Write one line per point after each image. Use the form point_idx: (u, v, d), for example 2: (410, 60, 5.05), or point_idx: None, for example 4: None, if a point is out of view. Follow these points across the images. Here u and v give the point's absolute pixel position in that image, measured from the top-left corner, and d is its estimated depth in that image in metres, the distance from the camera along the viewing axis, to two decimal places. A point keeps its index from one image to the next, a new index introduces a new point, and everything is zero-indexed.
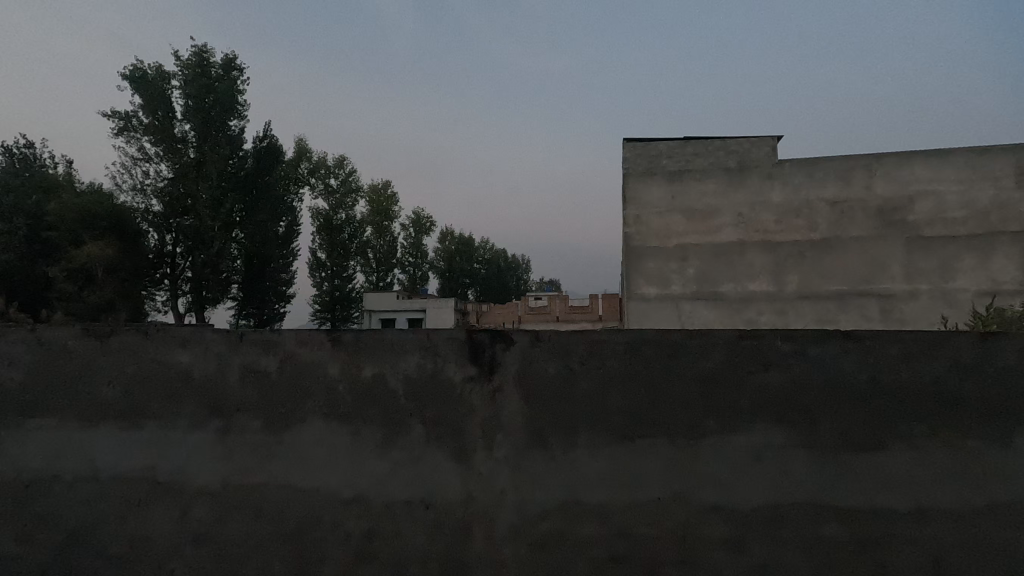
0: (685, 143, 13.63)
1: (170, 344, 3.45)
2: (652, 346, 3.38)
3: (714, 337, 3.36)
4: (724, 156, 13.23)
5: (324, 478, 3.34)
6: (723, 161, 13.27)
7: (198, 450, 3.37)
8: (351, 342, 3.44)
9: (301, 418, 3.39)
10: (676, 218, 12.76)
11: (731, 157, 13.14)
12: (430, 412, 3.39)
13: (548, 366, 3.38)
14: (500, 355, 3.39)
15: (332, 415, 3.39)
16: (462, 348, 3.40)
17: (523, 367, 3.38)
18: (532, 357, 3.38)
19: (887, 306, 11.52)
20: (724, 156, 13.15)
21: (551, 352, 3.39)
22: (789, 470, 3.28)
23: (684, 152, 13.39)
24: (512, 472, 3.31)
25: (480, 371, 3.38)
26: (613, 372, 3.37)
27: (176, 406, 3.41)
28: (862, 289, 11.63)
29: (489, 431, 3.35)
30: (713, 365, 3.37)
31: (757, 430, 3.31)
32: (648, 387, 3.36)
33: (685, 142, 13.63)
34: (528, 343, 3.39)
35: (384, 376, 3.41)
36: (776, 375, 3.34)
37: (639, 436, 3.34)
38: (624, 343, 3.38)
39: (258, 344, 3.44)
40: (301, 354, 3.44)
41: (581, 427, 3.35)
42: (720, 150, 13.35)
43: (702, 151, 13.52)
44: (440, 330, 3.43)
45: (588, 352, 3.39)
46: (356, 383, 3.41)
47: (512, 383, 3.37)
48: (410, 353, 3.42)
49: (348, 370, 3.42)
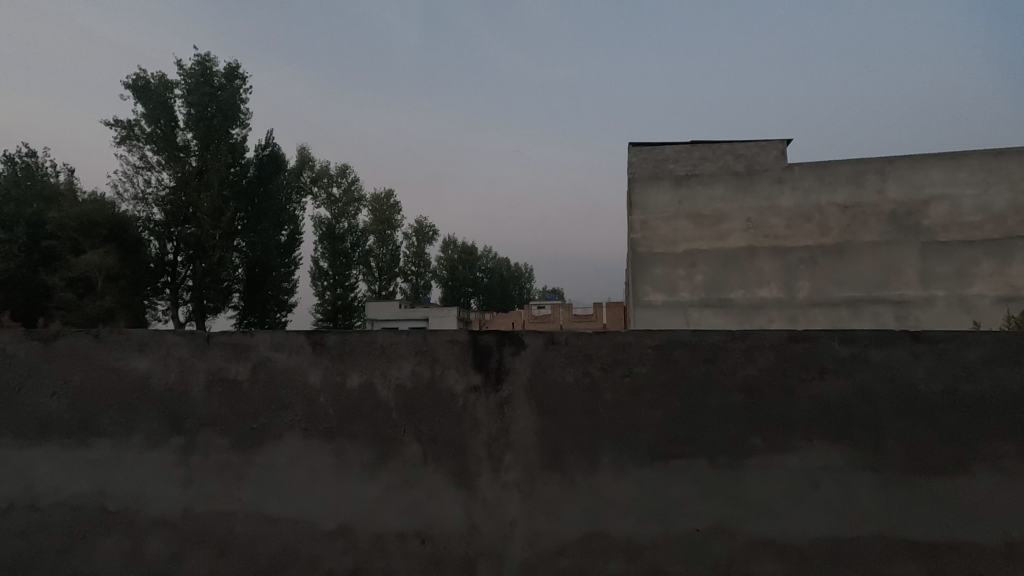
0: (692, 147, 13.13)
1: (125, 348, 2.97)
2: (686, 350, 2.89)
3: (759, 339, 2.88)
4: (733, 160, 12.74)
5: (302, 506, 2.85)
6: (732, 165, 12.77)
7: (155, 473, 2.88)
8: (334, 345, 2.95)
9: (276, 435, 2.89)
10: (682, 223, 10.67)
11: (739, 160, 12.64)
12: (427, 428, 2.89)
13: (565, 372, 2.89)
14: (508, 359, 2.89)
15: (312, 431, 2.89)
16: (465, 353, 2.91)
17: (536, 374, 2.89)
18: (547, 362, 2.89)
19: (903, 314, 9.68)
20: (733, 160, 12.64)
21: (568, 358, 2.90)
22: (852, 497, 2.78)
23: (692, 154, 12.90)
24: (524, 500, 2.81)
25: (486, 379, 2.89)
26: (642, 380, 2.88)
27: (130, 422, 2.93)
28: (878, 295, 9.73)
29: (496, 450, 2.85)
30: (758, 372, 2.87)
31: (812, 449, 2.81)
32: (683, 398, 2.87)
33: (692, 146, 13.13)
34: (541, 347, 2.90)
35: (374, 386, 2.92)
36: (834, 384, 2.84)
37: (674, 456, 2.83)
38: (653, 346, 2.89)
39: (227, 348, 2.96)
40: (277, 361, 2.95)
41: (605, 445, 2.85)
42: (729, 154, 12.83)
43: (710, 153, 13.47)
44: (439, 332, 2.95)
45: (611, 356, 2.90)
46: (342, 392, 2.91)
47: (523, 393, 2.88)
48: (403, 359, 2.93)
49: (332, 379, 2.93)
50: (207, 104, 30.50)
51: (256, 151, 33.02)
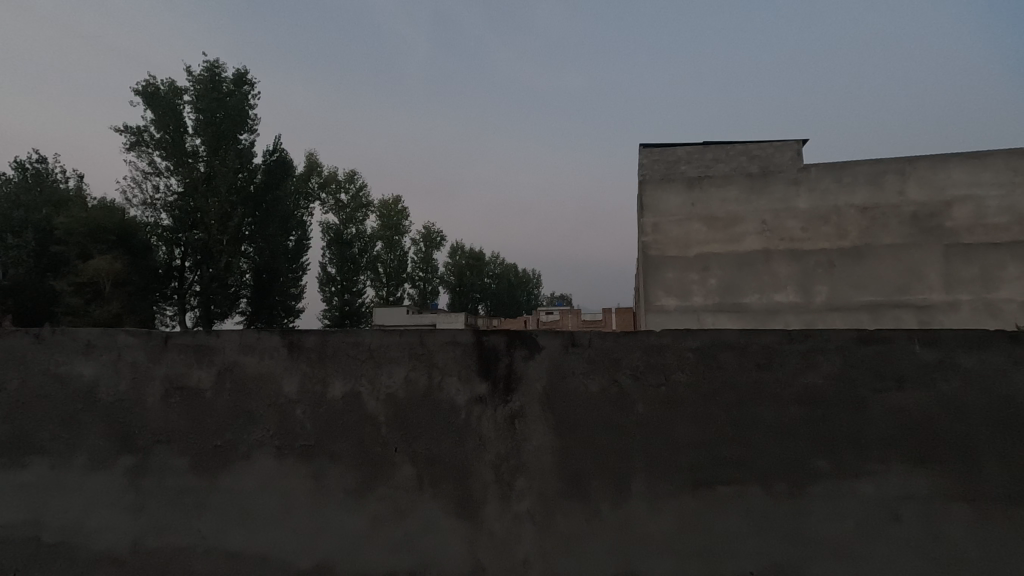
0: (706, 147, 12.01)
1: (68, 350, 2.52)
2: (733, 355, 2.40)
3: (822, 340, 2.39)
4: (746, 162, 11.65)
5: (274, 540, 2.38)
6: (746, 168, 11.65)
7: (101, 500, 2.43)
8: (314, 347, 2.49)
9: (243, 454, 2.43)
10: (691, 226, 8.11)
11: (754, 162, 11.44)
12: (423, 446, 2.41)
13: (588, 378, 2.42)
14: (520, 364, 2.42)
15: (286, 450, 2.42)
16: (468, 356, 2.44)
17: (554, 381, 2.42)
18: (568, 367, 2.42)
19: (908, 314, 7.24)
20: (747, 162, 11.57)
21: (592, 363, 2.43)
22: (940, 534, 2.27)
23: (701, 154, 11.68)
24: (539, 535, 2.33)
25: (493, 389, 2.42)
26: (681, 389, 2.40)
27: (74, 438, 2.48)
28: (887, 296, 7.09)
29: (506, 473, 2.37)
30: (823, 381, 2.37)
31: (891, 475, 2.30)
32: (731, 409, 2.38)
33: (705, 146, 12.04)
34: (558, 350, 2.43)
35: (360, 395, 2.46)
36: (915, 395, 2.33)
37: (722, 482, 2.34)
38: (694, 349, 2.42)
39: (189, 351, 2.50)
40: (246, 366, 2.49)
41: (637, 469, 2.36)
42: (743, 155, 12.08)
43: (721, 158, 11.73)
44: (437, 332, 2.48)
45: (644, 362, 2.42)
46: (323, 403, 2.45)
47: (538, 402, 2.40)
48: (394, 365, 2.47)
49: (310, 388, 2.47)
50: (215, 110, 30.13)
51: (265, 156, 32.76)
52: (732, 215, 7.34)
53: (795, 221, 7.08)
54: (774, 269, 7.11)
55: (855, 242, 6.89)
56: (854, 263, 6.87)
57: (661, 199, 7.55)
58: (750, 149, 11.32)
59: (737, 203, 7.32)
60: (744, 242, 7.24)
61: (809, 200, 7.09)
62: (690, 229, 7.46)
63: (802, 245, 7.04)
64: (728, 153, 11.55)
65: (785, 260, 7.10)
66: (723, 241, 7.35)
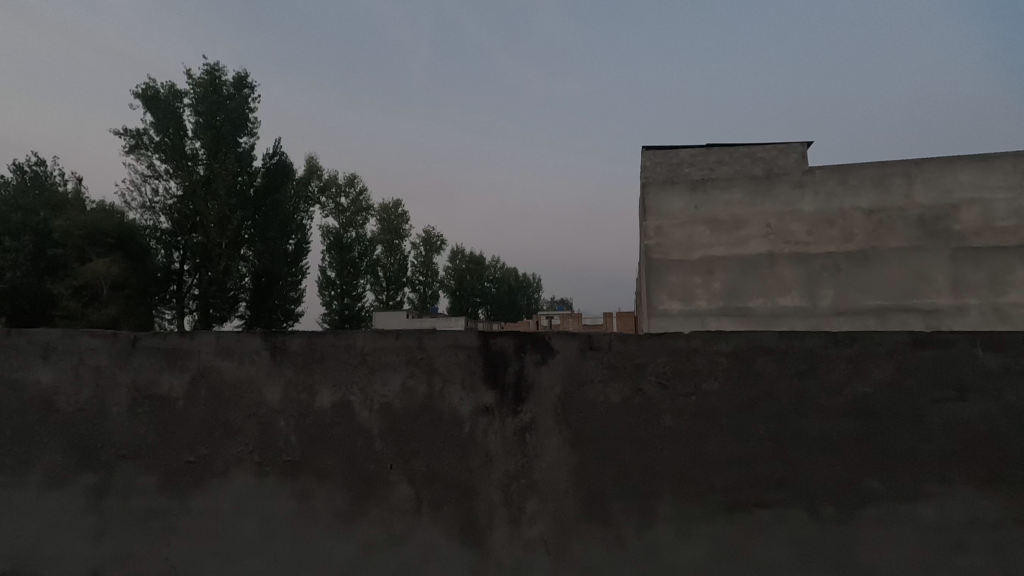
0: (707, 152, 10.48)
1: (25, 354, 2.25)
2: (771, 360, 2.13)
3: (872, 344, 2.11)
4: (752, 164, 9.23)
5: (253, 569, 2.11)
6: (751, 170, 9.28)
7: (59, 523, 2.17)
8: (298, 351, 2.22)
9: (219, 471, 2.15)
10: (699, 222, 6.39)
11: (759, 163, 9.10)
12: (421, 463, 2.14)
13: (608, 385, 2.15)
14: (531, 370, 2.15)
15: (267, 467, 2.15)
16: (473, 361, 2.17)
17: (569, 389, 2.15)
18: (585, 373, 2.15)
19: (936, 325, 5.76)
20: (752, 163, 9.20)
21: (612, 369, 2.15)
22: (1012, 565, 1.99)
23: (710, 154, 9.38)
24: (554, 564, 2.05)
25: (501, 398, 2.15)
26: (713, 399, 2.13)
27: (30, 453, 2.22)
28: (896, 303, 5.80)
29: (515, 494, 2.10)
30: (874, 391, 2.09)
31: (953, 497, 2.02)
32: (770, 422, 2.10)
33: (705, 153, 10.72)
34: (573, 355, 2.16)
35: (351, 406, 2.18)
36: (980, 406, 2.05)
37: (761, 504, 2.06)
38: (727, 353, 2.14)
39: (159, 354, 2.23)
40: (224, 372, 2.22)
41: (665, 489, 2.08)
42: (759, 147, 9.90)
43: (727, 160, 9.49)
44: (436, 335, 2.21)
45: (671, 367, 2.15)
46: (310, 413, 2.18)
47: (552, 413, 2.13)
48: (389, 371, 2.20)
49: (295, 397, 2.19)
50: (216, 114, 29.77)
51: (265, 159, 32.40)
52: (738, 216, 6.27)
53: (801, 222, 6.05)
54: (781, 273, 6.07)
55: (863, 246, 5.86)
56: (862, 267, 5.84)
57: (667, 201, 6.45)
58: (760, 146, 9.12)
59: (743, 205, 6.24)
60: (750, 245, 6.18)
61: (816, 203, 6.04)
62: (697, 233, 6.35)
63: (812, 248, 6.00)
64: (737, 151, 9.29)
65: (792, 264, 6.06)
66: (729, 247, 6.25)
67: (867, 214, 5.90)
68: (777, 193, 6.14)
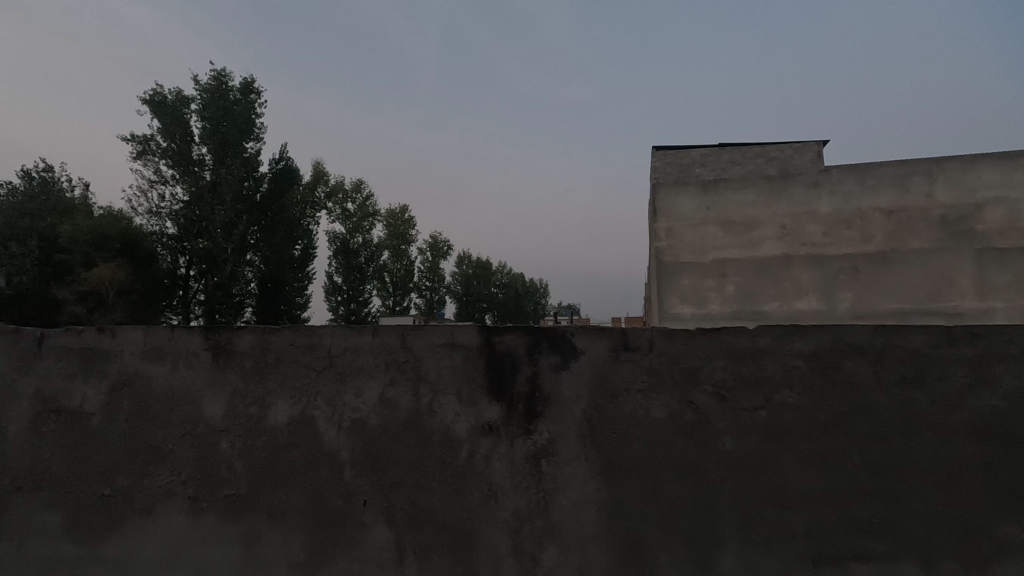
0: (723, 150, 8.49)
1: None
2: (865, 364, 1.62)
3: (1001, 343, 1.57)
4: (765, 165, 7.56)
5: None
6: (765, 171, 7.64)
7: None
8: (248, 353, 1.73)
9: (143, 509, 1.66)
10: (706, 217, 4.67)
11: (773, 165, 7.47)
12: (405, 498, 1.63)
13: (649, 396, 1.64)
14: (548, 377, 1.66)
15: (205, 503, 1.65)
16: (473, 366, 1.69)
17: (599, 402, 1.65)
18: (618, 382, 1.65)
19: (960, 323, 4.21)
20: (765, 164, 7.54)
21: (653, 376, 1.65)
22: None
23: (719, 153, 7.73)
24: None
25: (509, 415, 1.65)
26: (788, 414, 1.61)
27: None
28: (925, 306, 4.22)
29: (527, 539, 1.59)
30: (1008, 406, 1.56)
31: None
32: (867, 448, 1.58)
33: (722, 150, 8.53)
34: (602, 358, 1.67)
35: (314, 424, 1.68)
36: None
37: (856, 557, 1.55)
38: (806, 355, 1.63)
39: (71, 357, 1.74)
40: (152, 379, 1.72)
41: (728, 536, 1.57)
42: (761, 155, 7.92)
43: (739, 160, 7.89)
44: (423, 332, 1.71)
45: (730, 373, 1.64)
46: (262, 432, 1.68)
47: (576, 434, 1.63)
48: (363, 379, 1.70)
49: (242, 412, 1.70)
50: None
51: None
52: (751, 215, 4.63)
53: (815, 219, 4.47)
54: (796, 275, 4.43)
55: (881, 247, 4.31)
56: (885, 271, 4.28)
57: (677, 201, 4.79)
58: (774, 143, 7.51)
59: (755, 204, 4.61)
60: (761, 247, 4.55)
61: (829, 199, 4.45)
62: (708, 234, 4.67)
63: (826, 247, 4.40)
64: (748, 149, 7.67)
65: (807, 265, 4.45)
66: (741, 249, 4.59)
67: (883, 212, 4.34)
68: (790, 188, 4.53)
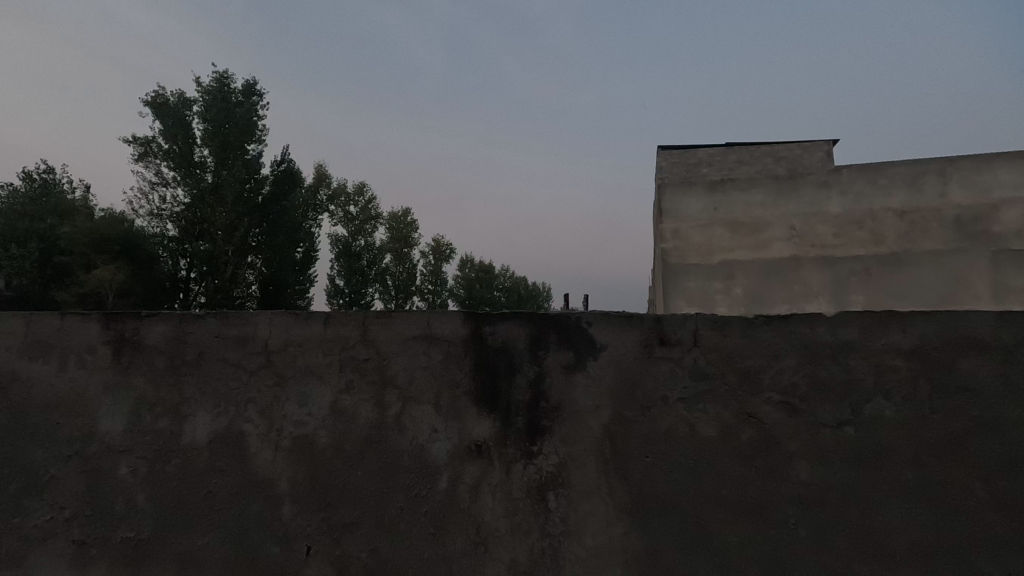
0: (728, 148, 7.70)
1: None
2: (990, 365, 1.15)
3: None
4: (773, 165, 6.92)
5: None
6: (775, 170, 7.00)
7: None
8: (161, 348, 1.30)
9: (19, 555, 1.25)
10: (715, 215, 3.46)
11: (782, 165, 6.84)
12: (363, 546, 1.21)
13: (692, 408, 1.21)
14: (556, 381, 1.24)
15: (98, 549, 1.23)
16: (456, 365, 1.27)
17: (626, 415, 1.22)
18: (652, 388, 1.23)
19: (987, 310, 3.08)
20: (774, 165, 6.89)
21: (699, 379, 1.23)
22: None
23: (727, 151, 7.04)
24: None
25: (505, 431, 1.23)
26: (885, 433, 1.18)
27: None
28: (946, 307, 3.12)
29: None
30: None
31: None
32: (998, 482, 1.13)
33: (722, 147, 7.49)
34: (630, 355, 1.24)
35: (244, 443, 1.26)
36: None
37: None
38: (907, 353, 1.19)
39: None
40: (34, 383, 1.31)
41: None
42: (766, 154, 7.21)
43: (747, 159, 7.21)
44: (387, 323, 1.29)
45: (803, 377, 1.21)
46: (172, 454, 1.26)
47: (596, 458, 1.21)
48: (309, 383, 1.28)
49: (150, 426, 1.27)
50: None
51: None
52: (754, 210, 3.43)
53: (824, 219, 3.29)
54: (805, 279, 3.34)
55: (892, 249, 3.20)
56: (895, 276, 3.19)
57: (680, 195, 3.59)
58: (784, 141, 6.88)
59: (761, 197, 3.40)
60: (768, 247, 3.40)
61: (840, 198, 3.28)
62: (709, 231, 3.50)
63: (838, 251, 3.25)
64: (755, 147, 6.98)
65: (816, 267, 3.34)
66: (745, 250, 3.44)
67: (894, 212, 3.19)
68: (797, 182, 3.34)
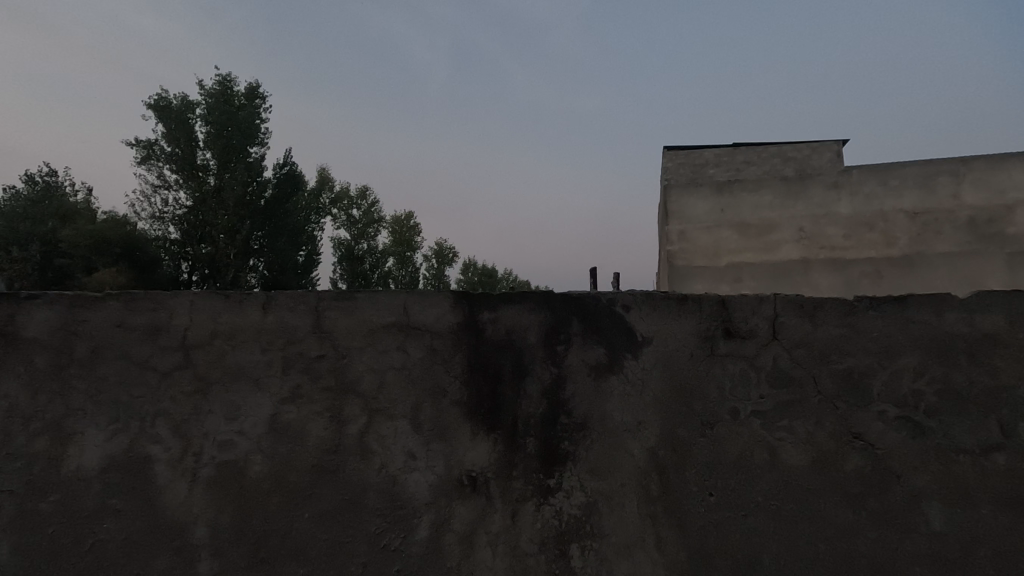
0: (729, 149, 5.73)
1: None
2: None
3: None
4: (782, 166, 5.31)
5: None
6: (783, 175, 5.32)
7: None
8: (36, 343, 0.95)
9: None
10: (721, 217, 2.89)
11: (790, 167, 5.25)
12: None
13: (772, 427, 0.87)
14: (582, 389, 0.90)
15: None
16: (442, 365, 0.92)
17: (679, 438, 0.87)
18: (716, 398, 0.88)
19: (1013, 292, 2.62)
20: (782, 167, 5.31)
21: (782, 386, 0.88)
22: None
23: (733, 148, 5.37)
24: None
25: (511, 457, 0.89)
26: None
27: None
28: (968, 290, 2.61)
29: None
30: None
31: None
32: None
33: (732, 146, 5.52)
34: (684, 351, 0.90)
35: (150, 473, 0.91)
36: None
37: None
38: None
39: None
40: None
41: None
42: (777, 155, 5.47)
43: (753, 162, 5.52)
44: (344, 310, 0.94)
45: (927, 384, 0.85)
46: (47, 489, 0.91)
47: (639, 498, 0.86)
48: (242, 389, 0.93)
49: (20, 448, 0.92)
50: None
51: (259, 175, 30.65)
52: (762, 211, 2.86)
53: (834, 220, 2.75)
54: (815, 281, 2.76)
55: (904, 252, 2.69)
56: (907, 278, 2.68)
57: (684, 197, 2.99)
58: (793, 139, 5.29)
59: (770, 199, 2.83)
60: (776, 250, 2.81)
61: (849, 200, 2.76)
62: (716, 233, 2.89)
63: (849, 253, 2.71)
64: (764, 144, 5.28)
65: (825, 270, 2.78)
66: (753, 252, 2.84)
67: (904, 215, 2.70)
68: (805, 182, 2.80)
